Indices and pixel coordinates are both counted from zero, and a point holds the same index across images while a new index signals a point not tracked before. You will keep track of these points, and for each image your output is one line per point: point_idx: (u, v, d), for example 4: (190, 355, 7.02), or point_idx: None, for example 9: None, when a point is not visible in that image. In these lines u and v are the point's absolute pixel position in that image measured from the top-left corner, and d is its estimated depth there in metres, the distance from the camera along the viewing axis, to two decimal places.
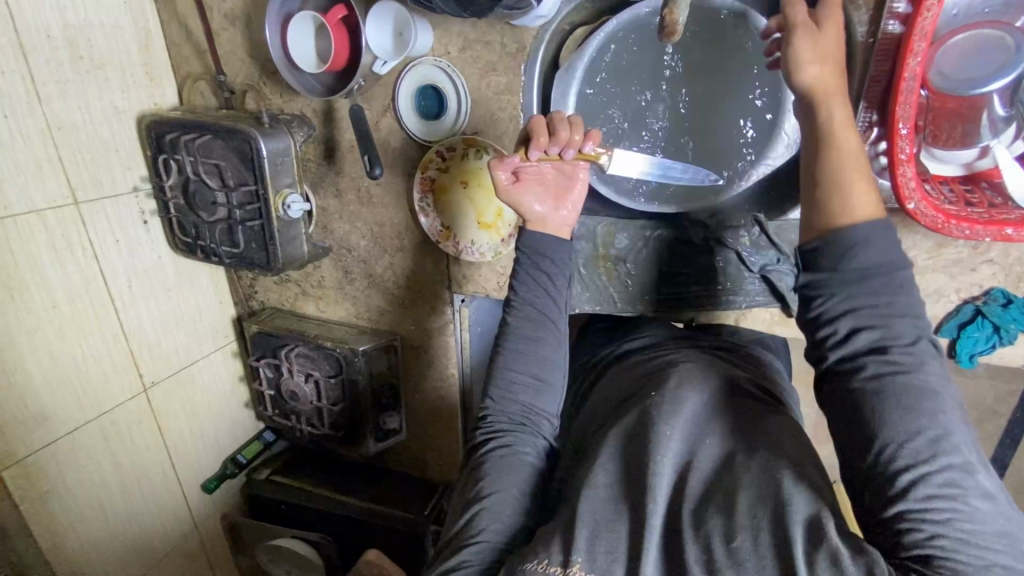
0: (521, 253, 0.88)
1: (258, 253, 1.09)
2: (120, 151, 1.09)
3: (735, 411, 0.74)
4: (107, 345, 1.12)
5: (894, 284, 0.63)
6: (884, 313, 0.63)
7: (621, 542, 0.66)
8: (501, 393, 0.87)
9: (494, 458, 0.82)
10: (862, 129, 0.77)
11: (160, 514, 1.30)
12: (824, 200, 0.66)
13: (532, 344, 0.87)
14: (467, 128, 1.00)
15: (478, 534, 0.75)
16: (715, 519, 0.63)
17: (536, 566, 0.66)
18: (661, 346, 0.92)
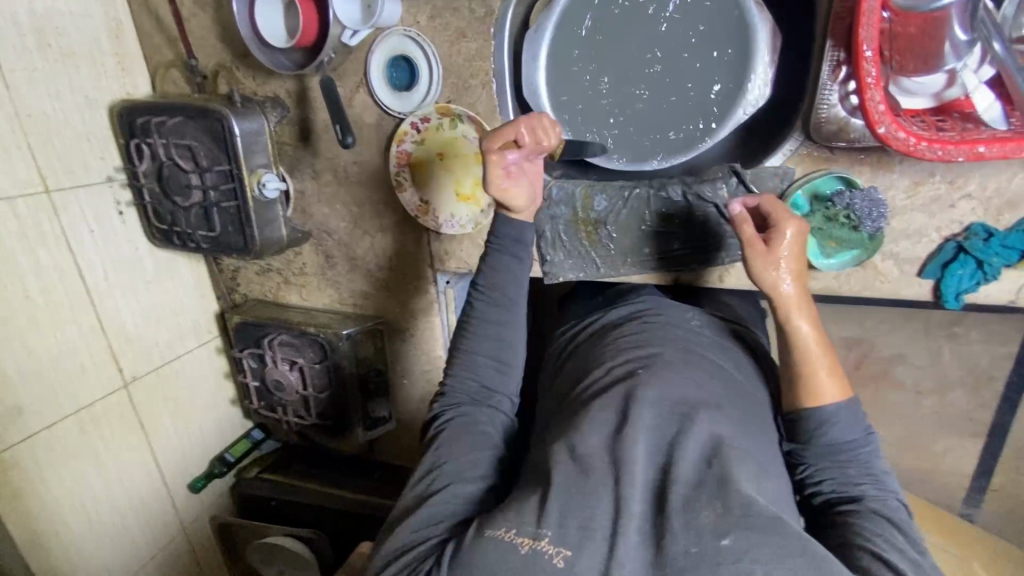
0: (492, 240, 0.92)
1: (235, 236, 1.08)
2: (92, 139, 1.07)
3: (696, 390, 0.77)
4: (82, 333, 1.09)
5: (858, 443, 0.76)
6: (853, 459, 0.76)
7: (602, 517, 0.63)
8: (464, 373, 0.90)
9: (455, 426, 0.84)
10: (830, 68, 0.76)
11: (144, 517, 1.26)
12: (795, 382, 0.78)
13: (493, 320, 0.91)
14: (441, 98, 1.00)
15: (443, 496, 0.76)
16: (707, 511, 0.62)
17: (502, 533, 0.64)
18: (630, 320, 0.94)
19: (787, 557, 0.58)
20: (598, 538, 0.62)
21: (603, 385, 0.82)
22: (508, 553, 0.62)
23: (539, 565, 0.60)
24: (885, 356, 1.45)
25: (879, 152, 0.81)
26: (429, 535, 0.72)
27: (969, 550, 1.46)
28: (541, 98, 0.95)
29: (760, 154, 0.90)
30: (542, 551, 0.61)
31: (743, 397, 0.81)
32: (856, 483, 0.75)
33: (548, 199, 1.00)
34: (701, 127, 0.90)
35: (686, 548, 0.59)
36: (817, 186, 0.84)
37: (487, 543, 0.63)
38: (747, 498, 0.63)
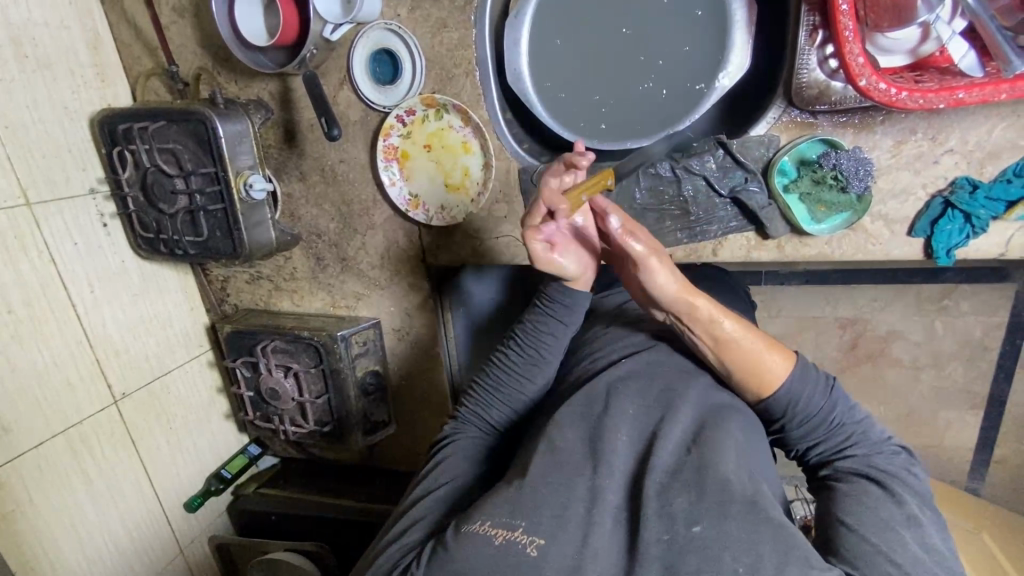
0: (545, 299, 0.88)
1: (224, 240, 1.07)
2: (73, 150, 1.06)
3: (685, 373, 0.77)
4: (68, 347, 1.07)
5: (829, 409, 0.74)
6: (829, 427, 0.74)
7: (575, 507, 0.61)
8: (478, 400, 0.89)
9: (459, 449, 0.84)
10: (807, 33, 0.78)
11: (138, 542, 1.21)
12: (745, 380, 0.75)
13: (527, 369, 0.87)
14: (425, 89, 1.00)
15: (426, 507, 0.75)
16: (681, 498, 0.60)
17: (478, 526, 0.60)
18: (618, 314, 0.94)
19: (758, 542, 0.56)
20: (571, 526, 0.60)
21: (586, 375, 0.81)
22: (482, 547, 0.58)
23: (511, 556, 0.58)
24: (880, 331, 1.46)
25: (861, 114, 0.82)
26: (413, 532, 0.71)
27: (978, 521, 1.45)
28: (524, 82, 0.95)
29: (744, 125, 0.92)
30: (516, 542, 0.58)
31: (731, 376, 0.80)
32: (839, 450, 0.74)
33: (536, 184, 1.00)
34: (685, 104, 0.91)
35: (658, 536, 0.58)
36: (802, 151, 0.85)
37: (463, 538, 0.60)
38: (723, 479, 0.60)
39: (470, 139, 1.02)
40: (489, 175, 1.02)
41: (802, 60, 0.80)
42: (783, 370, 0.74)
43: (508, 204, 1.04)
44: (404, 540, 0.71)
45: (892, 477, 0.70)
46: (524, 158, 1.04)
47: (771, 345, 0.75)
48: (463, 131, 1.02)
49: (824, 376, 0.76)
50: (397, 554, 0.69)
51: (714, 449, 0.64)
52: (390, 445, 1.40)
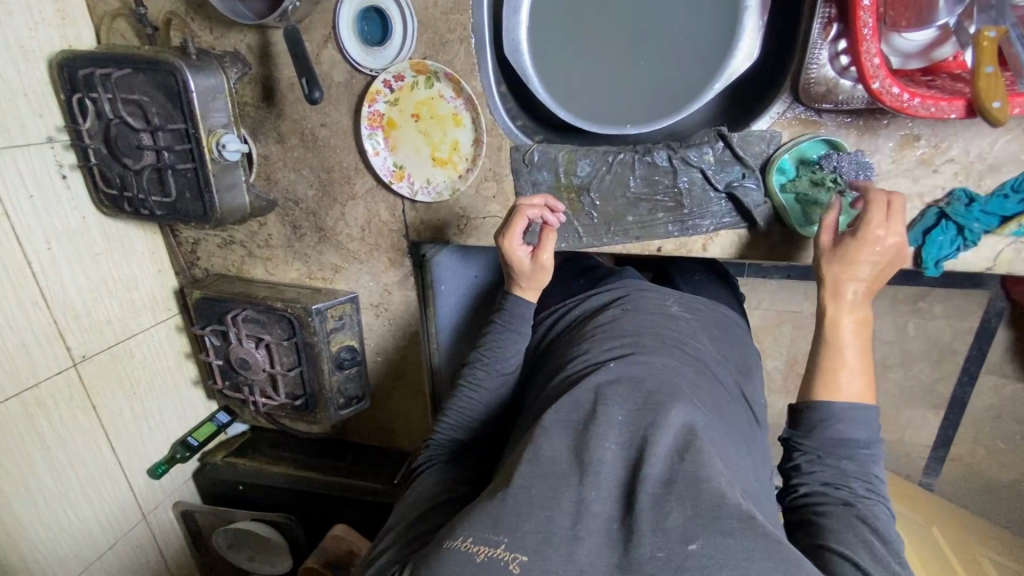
0: (503, 312, 0.94)
1: (193, 202, 1.00)
2: (29, 94, 0.97)
3: (675, 377, 0.75)
4: (23, 309, 1.01)
5: (865, 445, 0.70)
6: (855, 456, 0.70)
7: (559, 519, 0.61)
8: (448, 421, 0.95)
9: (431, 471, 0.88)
10: (821, 26, 0.74)
11: (105, 516, 1.19)
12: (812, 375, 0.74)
13: (490, 383, 0.93)
14: (415, 55, 0.95)
15: (399, 527, 0.78)
16: (676, 513, 0.59)
17: (462, 542, 0.61)
18: (606, 313, 0.91)
19: (753, 559, 0.55)
20: (557, 542, 0.59)
21: (572, 378, 0.79)
22: (465, 563, 0.59)
23: (496, 574, 0.58)
24: None
25: (866, 116, 0.80)
26: (384, 553, 0.74)
27: (929, 515, 1.52)
28: (522, 54, 0.90)
29: (747, 118, 0.88)
30: (499, 558, 0.59)
31: (716, 388, 0.78)
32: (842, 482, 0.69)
33: (529, 164, 0.96)
34: (689, 88, 0.86)
35: (653, 552, 0.57)
36: (803, 151, 0.83)
37: (444, 554, 0.61)
38: (719, 492, 0.60)
39: (460, 111, 0.97)
40: (478, 151, 0.98)
41: (812, 54, 0.77)
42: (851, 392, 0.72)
43: (497, 182, 1.00)
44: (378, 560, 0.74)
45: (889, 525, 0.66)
46: (519, 135, 0.98)
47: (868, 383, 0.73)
48: (452, 103, 0.96)
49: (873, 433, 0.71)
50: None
51: (705, 457, 0.64)
52: (363, 420, 1.38)
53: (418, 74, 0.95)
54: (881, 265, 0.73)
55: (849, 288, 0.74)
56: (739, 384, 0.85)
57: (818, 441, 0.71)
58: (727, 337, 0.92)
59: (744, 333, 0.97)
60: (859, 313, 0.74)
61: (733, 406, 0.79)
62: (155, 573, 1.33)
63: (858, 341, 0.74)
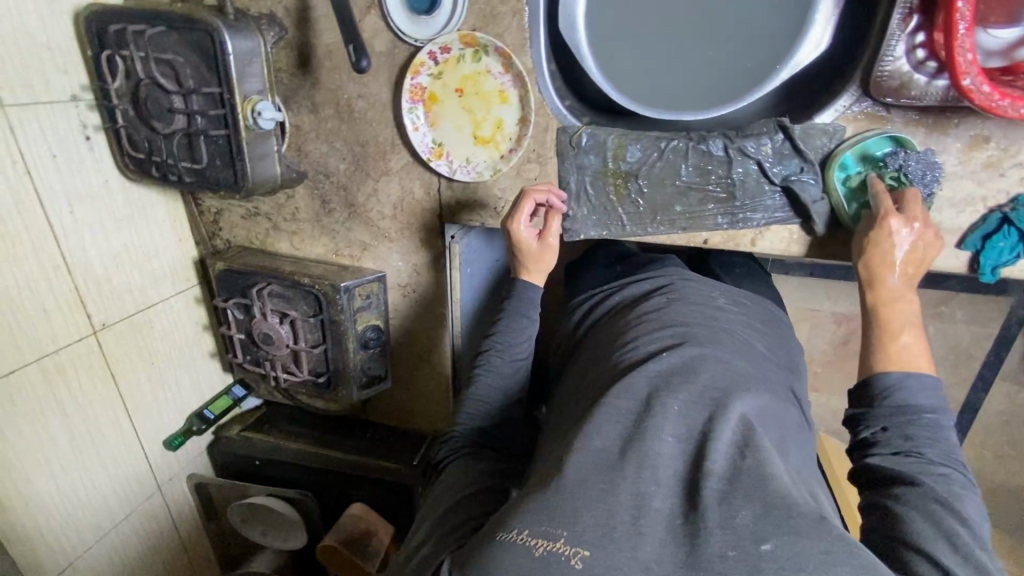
0: (511, 300, 0.97)
1: (224, 171, 0.96)
2: (54, 48, 0.93)
3: (728, 371, 0.77)
4: (44, 272, 0.97)
5: (931, 412, 0.69)
6: (922, 425, 0.69)
7: (621, 513, 0.61)
8: (469, 411, 0.93)
9: (459, 464, 0.86)
10: (901, 17, 0.71)
11: (122, 486, 1.18)
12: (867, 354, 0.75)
13: (506, 368, 0.94)
14: (463, 27, 0.91)
15: (442, 520, 0.76)
16: (744, 511, 0.60)
17: (514, 536, 0.60)
18: (650, 300, 0.93)
19: (830, 561, 0.55)
20: (619, 537, 0.59)
21: (624, 365, 0.81)
22: (522, 557, 0.58)
23: (555, 568, 0.57)
24: None
25: (936, 113, 0.77)
26: (426, 544, 0.75)
27: None
28: (577, 31, 0.86)
29: (809, 111, 0.85)
30: (559, 552, 0.58)
31: (770, 384, 0.79)
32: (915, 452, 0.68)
33: (576, 147, 0.92)
34: (752, 75, 0.83)
35: (724, 551, 0.57)
36: (867, 146, 0.80)
37: (497, 546, 0.60)
38: (785, 492, 0.61)
39: (507, 89, 0.93)
40: (523, 131, 0.94)
41: (888, 45, 0.73)
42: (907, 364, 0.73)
43: (540, 164, 0.97)
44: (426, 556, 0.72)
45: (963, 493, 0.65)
46: (567, 117, 0.95)
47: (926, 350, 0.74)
48: (499, 79, 0.93)
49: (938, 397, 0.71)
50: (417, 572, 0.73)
51: (766, 455, 0.65)
52: (384, 400, 1.37)
53: (466, 46, 0.91)
54: (918, 242, 0.75)
55: (892, 267, 0.75)
56: (789, 380, 0.86)
57: (886, 413, 0.70)
58: (769, 332, 0.94)
59: (784, 329, 0.98)
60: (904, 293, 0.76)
61: (786, 398, 0.80)
62: (168, 547, 1.32)
63: (909, 314, 0.75)
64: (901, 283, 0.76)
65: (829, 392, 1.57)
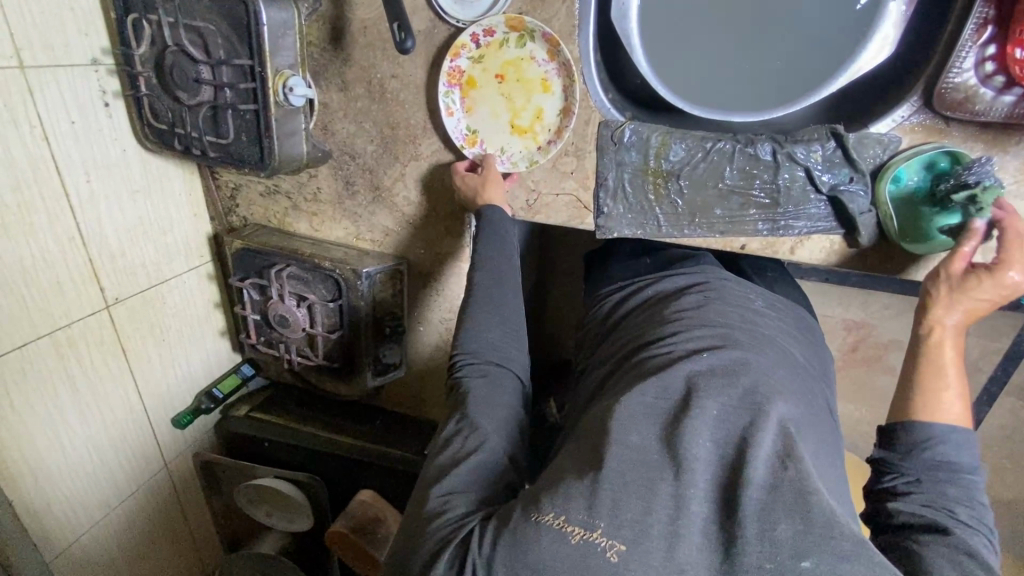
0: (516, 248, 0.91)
1: (251, 148, 0.93)
2: (76, 8, 0.88)
3: (769, 375, 0.75)
4: (59, 243, 0.93)
5: (966, 469, 0.69)
6: (956, 482, 0.68)
7: (659, 515, 0.60)
8: (469, 350, 0.87)
9: (467, 399, 0.82)
10: (975, 28, 0.69)
11: (129, 461, 1.16)
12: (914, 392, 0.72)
13: (499, 300, 0.91)
14: (509, 10, 0.88)
15: (464, 470, 0.75)
16: (783, 525, 0.59)
17: (552, 520, 0.62)
18: (688, 295, 0.92)
19: None
20: (655, 535, 0.60)
21: (659, 360, 0.79)
22: (559, 543, 0.60)
23: (591, 557, 0.59)
24: (883, 340, 1.46)
25: (998, 130, 0.75)
26: (456, 506, 0.72)
27: None
28: (629, 21, 0.82)
29: (863, 120, 0.83)
30: (596, 543, 0.60)
31: (802, 393, 0.78)
32: (945, 508, 0.67)
33: (618, 143, 0.90)
34: (808, 77, 0.80)
35: (760, 563, 0.57)
36: (925, 159, 0.77)
37: (534, 528, 0.62)
38: (830, 509, 0.59)
39: (551, 77, 0.90)
40: (564, 123, 0.92)
41: (957, 56, 0.71)
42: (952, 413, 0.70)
43: (578, 158, 0.94)
44: (451, 512, 0.71)
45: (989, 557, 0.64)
46: (610, 111, 0.92)
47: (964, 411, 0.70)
48: (543, 67, 0.90)
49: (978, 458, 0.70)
50: (448, 530, 0.69)
51: (808, 467, 0.62)
52: (396, 387, 1.35)
53: (513, 29, 0.88)
54: (996, 294, 0.71)
55: (956, 307, 0.72)
56: (823, 393, 0.86)
57: (920, 466, 0.69)
58: (798, 335, 0.93)
59: (813, 337, 0.96)
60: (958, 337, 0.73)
61: (815, 406, 0.80)
62: (172, 525, 1.30)
63: (960, 362, 0.72)
64: (956, 326, 0.72)
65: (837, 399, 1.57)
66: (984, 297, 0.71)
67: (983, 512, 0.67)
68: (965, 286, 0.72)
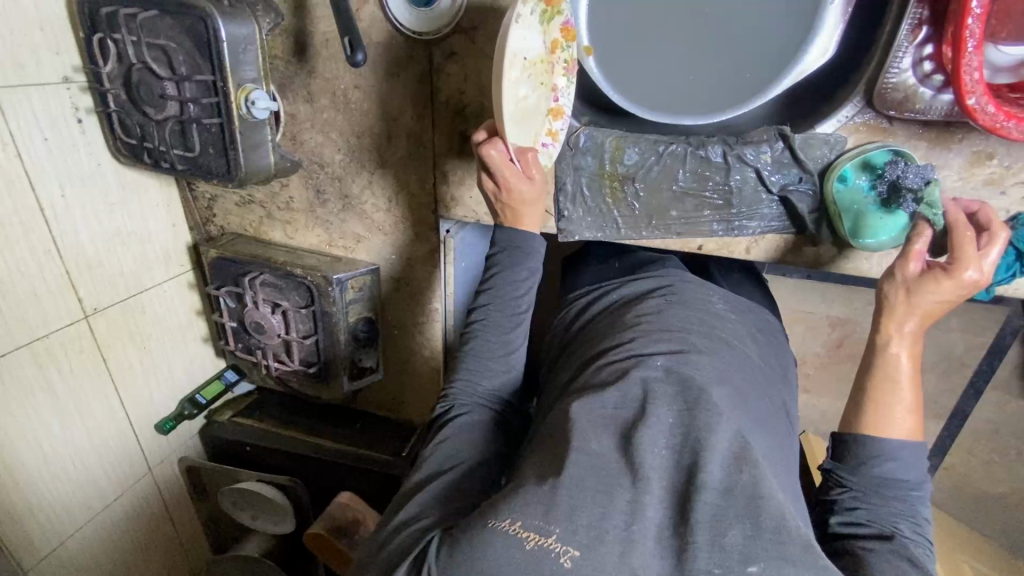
0: (510, 253, 0.90)
1: (218, 159, 0.95)
2: (45, 28, 0.91)
3: (722, 378, 0.77)
4: (35, 256, 0.97)
5: (915, 485, 0.70)
6: (904, 498, 0.70)
7: (614, 519, 0.61)
8: (464, 376, 0.92)
9: (456, 425, 0.86)
10: (909, 28, 0.69)
11: (112, 465, 1.19)
12: (863, 407, 0.74)
13: (506, 328, 0.91)
14: (464, 21, 0.91)
15: (434, 486, 0.77)
16: (734, 530, 0.60)
17: (506, 525, 0.61)
18: (653, 300, 0.93)
19: None
20: (611, 541, 0.60)
21: (616, 365, 0.81)
22: (513, 548, 0.60)
23: (545, 563, 0.59)
24: None
25: (941, 127, 0.76)
26: (425, 517, 0.73)
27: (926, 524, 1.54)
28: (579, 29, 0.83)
29: (811, 119, 0.84)
30: (549, 549, 0.59)
31: (754, 396, 0.79)
32: (891, 522, 0.68)
33: (573, 147, 0.90)
34: (756, 79, 0.82)
35: (710, 568, 0.58)
36: (869, 159, 0.78)
37: (490, 535, 0.61)
38: (780, 514, 0.60)
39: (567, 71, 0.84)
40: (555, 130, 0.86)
41: (895, 57, 0.72)
42: (907, 428, 0.72)
43: None
44: (413, 527, 0.73)
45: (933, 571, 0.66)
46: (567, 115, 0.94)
47: (916, 421, 0.72)
48: (549, 56, 0.80)
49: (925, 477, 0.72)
50: (410, 540, 0.71)
51: (763, 473, 0.64)
52: (376, 390, 1.38)
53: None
54: (952, 294, 0.70)
55: (914, 314, 0.72)
56: (783, 396, 0.88)
57: (868, 482, 0.71)
58: (760, 337, 0.94)
59: (772, 335, 0.98)
60: (915, 341, 0.73)
61: (773, 414, 0.81)
62: (160, 526, 1.33)
63: (914, 371, 0.73)
64: (915, 331, 0.73)
65: (820, 395, 1.57)
66: (942, 298, 0.71)
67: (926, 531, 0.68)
68: (921, 286, 0.71)
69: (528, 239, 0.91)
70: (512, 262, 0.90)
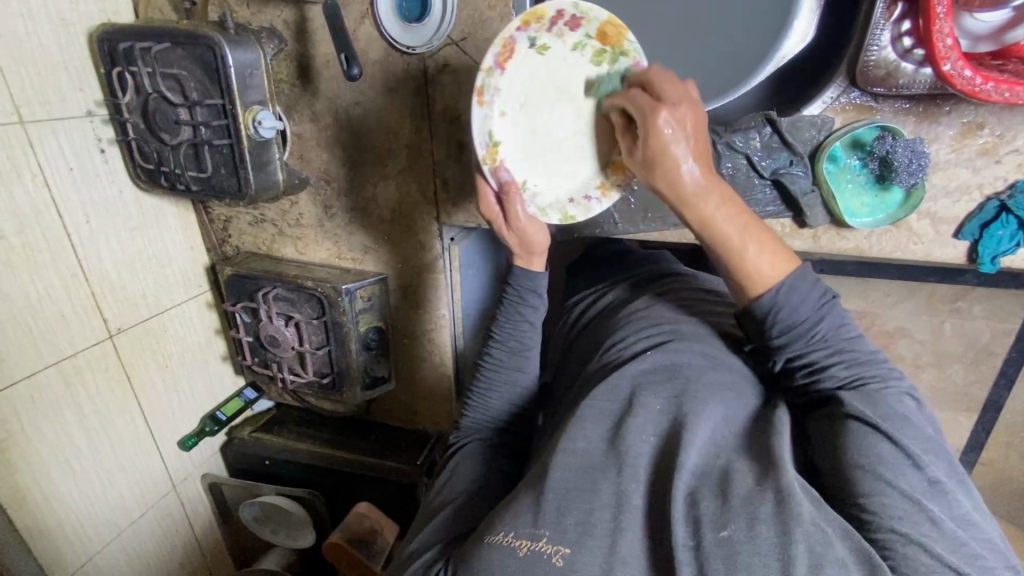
0: (508, 288, 0.91)
1: (229, 179, 1.01)
2: (69, 67, 0.98)
3: (705, 361, 0.77)
4: (62, 279, 1.02)
5: (811, 319, 0.71)
6: (829, 337, 0.72)
7: (600, 512, 0.61)
8: (475, 410, 0.94)
9: (463, 457, 0.88)
10: (885, 7, 0.71)
11: (138, 486, 1.22)
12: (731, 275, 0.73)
13: (511, 363, 0.92)
14: (455, 35, 0.96)
15: (438, 518, 0.78)
16: (707, 502, 0.59)
17: (501, 536, 0.62)
18: (642, 298, 0.94)
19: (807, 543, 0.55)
20: (597, 533, 0.60)
21: (606, 367, 0.82)
22: (506, 556, 0.60)
23: (537, 566, 0.59)
24: (888, 327, 1.25)
25: (926, 102, 0.77)
26: (429, 549, 0.73)
27: None
28: None
29: (797, 104, 0.86)
30: (541, 551, 0.59)
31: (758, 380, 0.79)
32: (826, 359, 0.72)
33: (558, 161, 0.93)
34: (738, 72, 0.86)
35: (685, 541, 0.57)
36: (858, 136, 0.79)
37: (486, 548, 0.62)
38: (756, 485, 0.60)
39: None
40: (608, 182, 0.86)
41: (874, 33, 0.73)
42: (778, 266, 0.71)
43: None
44: (420, 556, 0.73)
45: (894, 403, 0.68)
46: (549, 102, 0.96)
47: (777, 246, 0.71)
48: None
49: (820, 281, 0.74)
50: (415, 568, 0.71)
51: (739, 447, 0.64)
52: (390, 401, 1.39)
53: (604, 35, 0.80)
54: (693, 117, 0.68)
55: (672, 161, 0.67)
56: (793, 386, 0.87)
57: (805, 341, 0.72)
58: None
59: None
60: (711, 184, 0.68)
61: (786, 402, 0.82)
62: (185, 546, 1.36)
63: (731, 213, 0.69)
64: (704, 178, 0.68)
65: None
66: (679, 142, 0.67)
67: (872, 356, 0.72)
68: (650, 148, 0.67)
69: (524, 279, 0.90)
70: (512, 297, 0.90)
